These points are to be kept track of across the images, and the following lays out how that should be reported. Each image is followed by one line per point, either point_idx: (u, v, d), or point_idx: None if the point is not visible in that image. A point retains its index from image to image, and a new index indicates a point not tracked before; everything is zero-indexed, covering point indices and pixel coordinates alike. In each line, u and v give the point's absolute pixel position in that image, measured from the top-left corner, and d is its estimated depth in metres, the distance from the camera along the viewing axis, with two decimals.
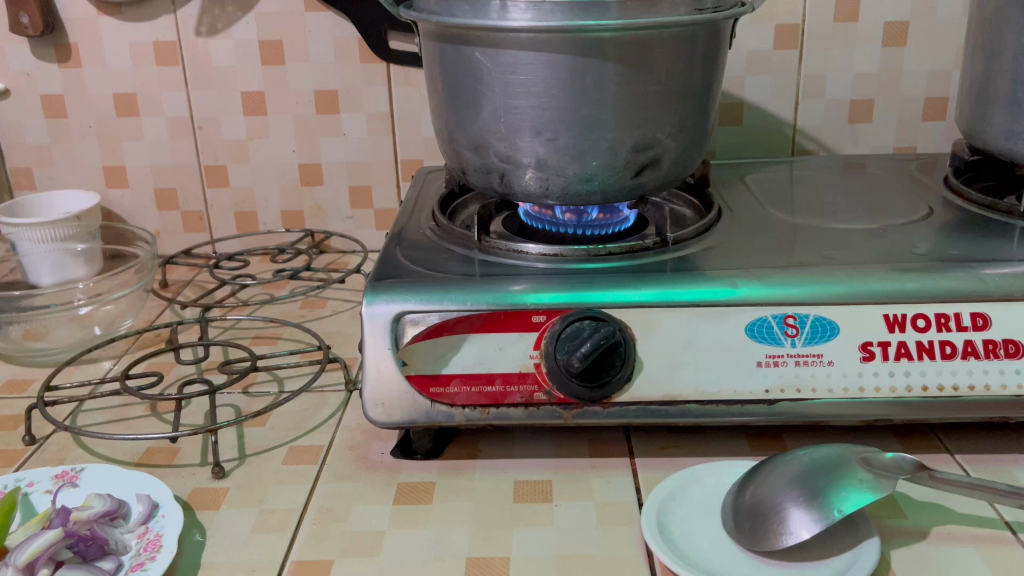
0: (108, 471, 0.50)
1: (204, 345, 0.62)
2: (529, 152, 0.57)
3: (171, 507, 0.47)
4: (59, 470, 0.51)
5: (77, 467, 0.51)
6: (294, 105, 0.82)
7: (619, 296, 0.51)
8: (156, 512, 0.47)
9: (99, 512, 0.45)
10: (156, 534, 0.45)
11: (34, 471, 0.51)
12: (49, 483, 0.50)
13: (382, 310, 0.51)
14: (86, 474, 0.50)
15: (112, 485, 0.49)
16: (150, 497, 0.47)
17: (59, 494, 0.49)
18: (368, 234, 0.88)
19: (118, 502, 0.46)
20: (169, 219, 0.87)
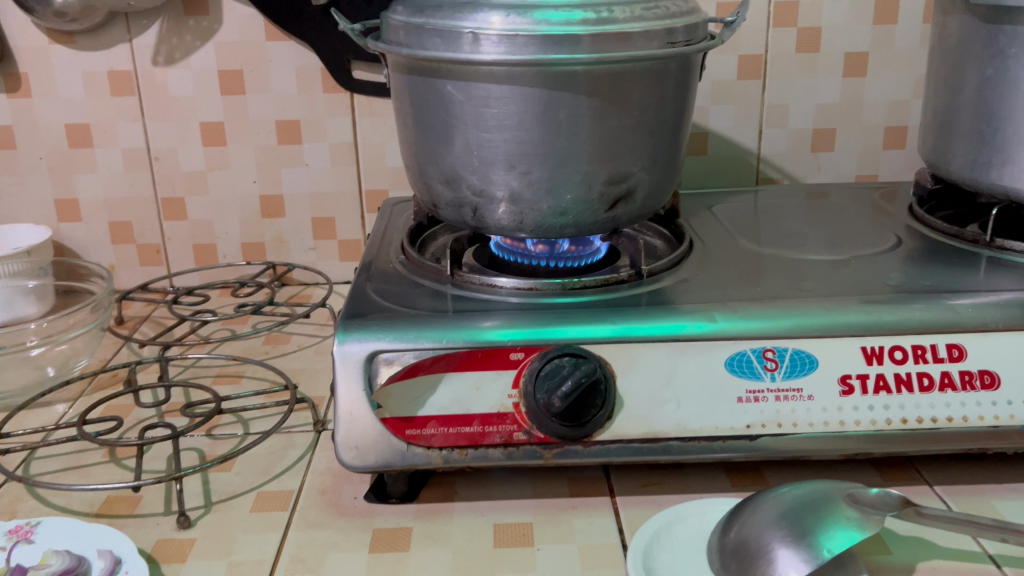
0: (67, 525, 0.48)
1: (165, 387, 0.59)
2: (503, 186, 0.56)
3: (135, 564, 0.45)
4: (13, 525, 0.48)
5: (32, 520, 0.48)
6: (255, 136, 0.81)
7: (598, 332, 0.50)
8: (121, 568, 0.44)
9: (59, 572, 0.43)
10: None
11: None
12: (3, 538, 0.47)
13: (355, 350, 0.49)
14: (41, 529, 0.48)
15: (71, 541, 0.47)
16: (112, 553, 0.45)
17: (15, 551, 0.46)
18: (332, 266, 0.86)
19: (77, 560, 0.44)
20: (124, 253, 0.84)
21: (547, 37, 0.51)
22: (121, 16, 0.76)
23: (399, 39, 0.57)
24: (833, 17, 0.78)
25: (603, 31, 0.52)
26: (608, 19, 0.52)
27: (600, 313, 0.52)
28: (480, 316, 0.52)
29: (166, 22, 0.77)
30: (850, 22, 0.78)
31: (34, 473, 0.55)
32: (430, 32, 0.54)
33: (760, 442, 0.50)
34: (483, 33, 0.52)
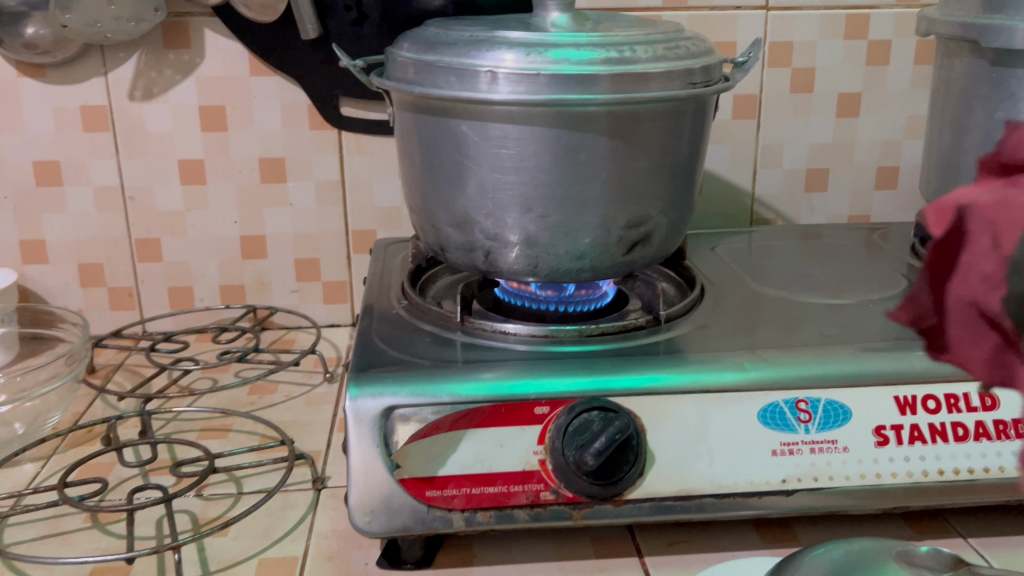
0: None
1: (152, 444, 0.55)
2: (517, 229, 0.54)
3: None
4: None
5: None
6: (236, 174, 0.77)
7: (627, 383, 0.48)
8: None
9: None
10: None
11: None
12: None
13: (370, 405, 0.46)
14: None
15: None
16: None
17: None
18: (315, 310, 0.82)
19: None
20: (94, 297, 0.79)
21: (568, 77, 0.50)
22: (96, 49, 0.73)
23: (407, 77, 0.54)
24: (827, 58, 0.78)
25: (624, 72, 0.50)
26: (628, 60, 0.51)
27: (626, 362, 0.50)
28: (501, 367, 0.49)
29: (143, 55, 0.73)
30: (844, 63, 0.78)
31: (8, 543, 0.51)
32: (442, 71, 0.52)
33: (796, 497, 0.48)
34: (501, 72, 0.50)
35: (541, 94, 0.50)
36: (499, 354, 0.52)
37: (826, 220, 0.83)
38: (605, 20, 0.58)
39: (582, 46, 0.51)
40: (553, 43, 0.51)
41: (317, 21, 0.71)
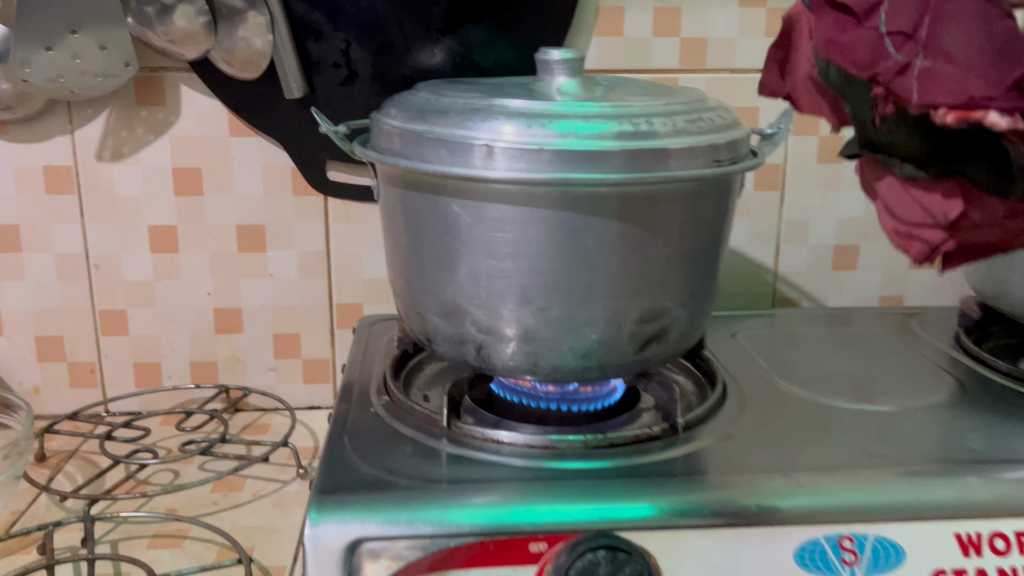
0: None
1: (88, 562, 0.48)
2: (513, 323, 0.47)
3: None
4: None
5: None
6: (212, 241, 0.71)
7: (640, 515, 0.40)
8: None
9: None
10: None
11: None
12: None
13: (334, 538, 0.39)
14: None
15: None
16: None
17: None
18: (294, 391, 0.75)
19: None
20: (52, 373, 0.72)
21: (574, 152, 0.43)
22: (63, 104, 0.67)
23: (392, 147, 0.48)
24: None
25: (639, 147, 0.44)
26: (644, 133, 0.45)
27: (638, 486, 0.42)
28: (490, 488, 0.42)
29: (114, 112, 0.67)
30: None
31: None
32: (432, 142, 0.46)
33: None
34: (498, 146, 0.44)
35: (544, 171, 0.43)
36: (490, 471, 0.44)
37: (855, 301, 0.76)
38: (617, 87, 0.52)
39: (592, 117, 0.45)
40: (559, 113, 0.45)
41: (303, 80, 0.65)
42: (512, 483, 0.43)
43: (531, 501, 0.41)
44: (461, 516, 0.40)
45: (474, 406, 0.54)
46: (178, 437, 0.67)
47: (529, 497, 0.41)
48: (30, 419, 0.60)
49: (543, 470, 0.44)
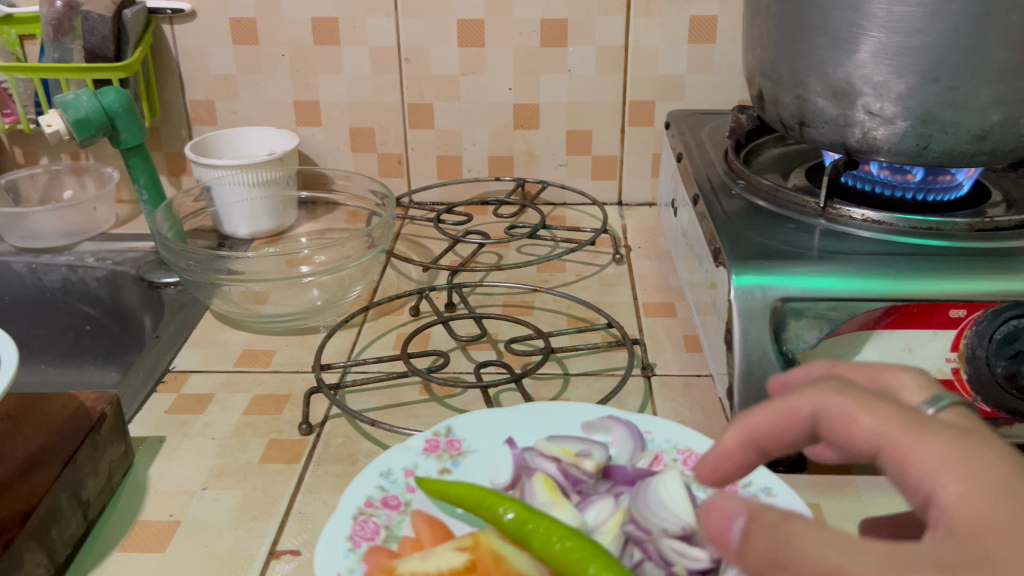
0: (476, 420, 0.44)
1: (482, 316, 0.55)
2: (911, 102, 0.46)
3: (644, 423, 0.44)
4: (425, 440, 0.43)
5: (436, 428, 0.44)
6: (515, 37, 0.72)
7: (900, 284, 0.42)
8: (640, 432, 0.44)
9: (631, 453, 0.42)
10: (685, 447, 0.43)
11: (337, 525, 0.37)
12: (404, 484, 0.40)
13: (757, 301, 0.43)
14: (460, 433, 0.44)
15: (498, 435, 0.44)
16: (601, 421, 0.44)
17: (457, 468, 0.42)
18: (582, 184, 0.79)
19: (589, 442, 0.42)
20: (364, 162, 0.78)
21: None
22: None
23: None
24: None
25: None
26: None
27: (924, 265, 0.43)
28: (825, 260, 0.45)
29: None
30: None
31: (329, 417, 0.50)
32: None
33: None
34: None
35: None
36: (865, 247, 0.47)
37: None
38: None
39: None
40: None
41: None
42: (874, 256, 0.45)
43: (900, 272, 0.43)
44: (782, 286, 0.43)
45: (809, 186, 0.57)
46: (495, 225, 0.74)
47: (833, 270, 0.43)
48: (395, 199, 0.64)
49: (889, 245, 0.48)
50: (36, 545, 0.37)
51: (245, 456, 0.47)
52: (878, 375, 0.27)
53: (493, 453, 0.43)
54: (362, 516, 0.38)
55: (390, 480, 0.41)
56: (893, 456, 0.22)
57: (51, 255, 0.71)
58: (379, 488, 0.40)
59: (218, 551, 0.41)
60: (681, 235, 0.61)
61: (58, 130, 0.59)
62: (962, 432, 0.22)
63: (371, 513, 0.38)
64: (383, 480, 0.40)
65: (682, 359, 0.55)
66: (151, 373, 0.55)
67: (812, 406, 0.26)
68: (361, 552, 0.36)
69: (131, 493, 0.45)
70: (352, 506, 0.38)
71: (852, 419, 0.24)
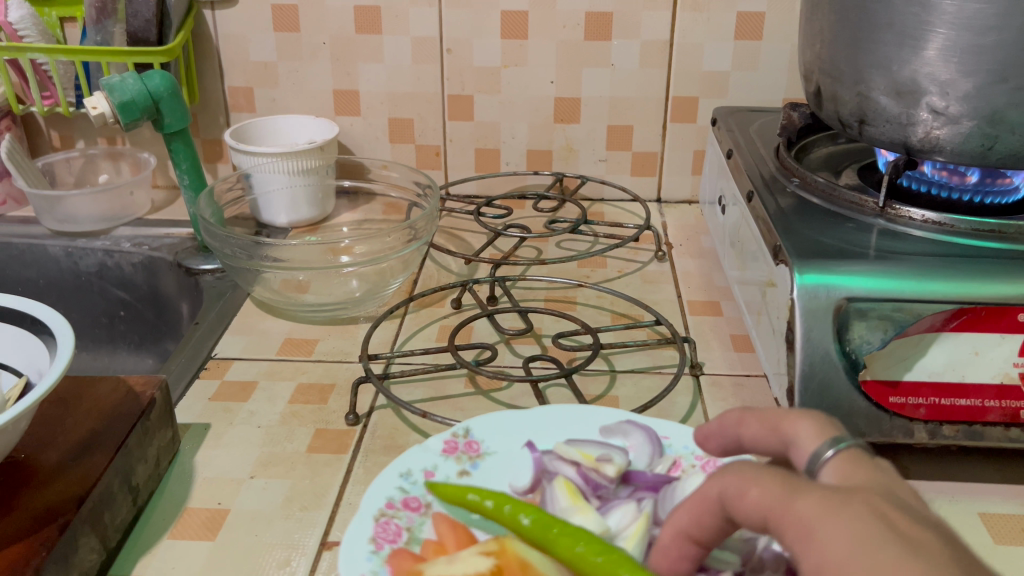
0: (495, 420, 0.43)
1: (529, 310, 0.54)
2: (979, 102, 0.45)
3: (663, 429, 0.43)
4: (443, 441, 0.42)
5: (453, 430, 0.43)
6: (558, 30, 0.71)
7: (967, 288, 0.41)
8: (661, 436, 0.42)
9: (649, 459, 0.41)
10: (705, 453, 0.41)
11: (358, 527, 0.36)
12: (423, 485, 0.39)
13: (821, 301, 0.42)
14: (478, 434, 0.43)
15: (517, 437, 0.43)
16: (619, 424, 0.43)
17: (477, 470, 0.41)
18: (621, 180, 0.78)
19: (608, 446, 0.41)
20: (402, 153, 0.78)
21: None
22: None
23: None
24: None
25: None
26: None
27: (992, 268, 0.42)
28: (889, 260, 0.44)
29: None
30: None
31: (375, 408, 0.50)
32: None
33: None
34: None
35: None
36: (927, 248, 0.47)
37: None
38: None
39: None
40: None
41: None
42: (939, 257, 0.44)
43: (968, 275, 0.42)
44: (847, 286, 0.42)
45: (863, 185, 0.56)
46: (534, 219, 0.73)
47: (898, 271, 0.42)
48: (438, 190, 0.63)
49: (952, 246, 0.47)
50: (89, 530, 0.36)
51: (292, 445, 0.47)
52: (779, 426, 0.28)
53: (510, 456, 0.42)
54: (383, 517, 0.37)
55: (409, 480, 0.39)
56: (778, 525, 0.23)
57: (88, 239, 0.71)
58: (399, 488, 0.39)
59: (267, 541, 0.40)
60: (729, 233, 0.60)
61: (103, 113, 0.59)
62: (831, 492, 0.23)
63: (393, 515, 0.37)
64: (403, 481, 0.39)
65: (730, 358, 0.55)
66: (192, 359, 0.54)
67: (717, 490, 0.27)
68: (384, 554, 0.35)
69: (178, 479, 0.44)
70: (372, 508, 0.37)
71: (743, 492, 0.25)
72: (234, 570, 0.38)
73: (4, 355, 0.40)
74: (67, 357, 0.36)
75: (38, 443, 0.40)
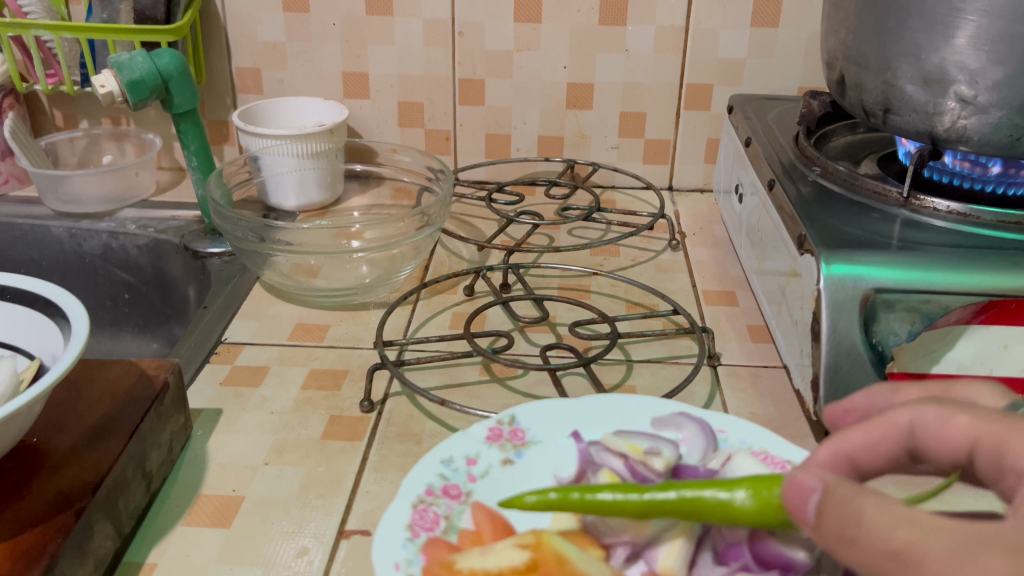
0: (540, 411, 0.42)
1: (545, 297, 0.54)
2: (1010, 92, 0.44)
3: (717, 421, 0.41)
4: (487, 430, 0.40)
5: (499, 418, 0.41)
6: (572, 15, 0.70)
7: (996, 280, 0.40)
8: (714, 430, 0.40)
9: (703, 453, 0.39)
10: (760, 448, 0.39)
11: (395, 513, 0.35)
12: (465, 473, 0.38)
13: (848, 291, 0.41)
14: (525, 424, 0.41)
15: (564, 427, 0.41)
16: (670, 417, 0.41)
17: (521, 459, 0.39)
18: (632, 167, 0.77)
19: (659, 439, 0.39)
20: (411, 137, 0.77)
21: None
22: None
23: None
24: None
25: None
26: None
27: (1021, 261, 0.42)
28: (916, 251, 0.43)
29: None
30: None
31: (390, 395, 0.49)
32: None
33: None
34: None
35: None
36: (953, 239, 0.46)
37: None
38: None
39: None
40: None
41: None
42: (966, 249, 0.44)
43: (997, 267, 0.41)
44: (874, 277, 0.41)
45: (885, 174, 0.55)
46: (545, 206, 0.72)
47: (927, 262, 0.42)
48: (451, 175, 0.62)
49: (978, 238, 0.46)
50: (104, 517, 0.36)
51: (306, 431, 0.46)
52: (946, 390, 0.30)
53: (558, 446, 0.40)
54: (422, 504, 0.36)
55: (451, 468, 0.38)
56: (995, 446, 0.25)
57: (92, 221, 0.70)
58: (440, 476, 0.37)
59: (284, 529, 0.39)
60: (746, 223, 0.60)
61: (111, 92, 0.58)
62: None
63: (432, 502, 0.36)
64: (444, 467, 0.38)
65: (747, 349, 0.54)
66: (203, 344, 0.53)
67: (910, 418, 0.27)
68: (420, 542, 0.34)
69: (191, 465, 0.43)
70: (412, 493, 0.36)
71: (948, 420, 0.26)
72: (251, 558, 0.38)
73: (16, 337, 0.39)
74: (82, 340, 0.35)
75: (51, 427, 0.39)
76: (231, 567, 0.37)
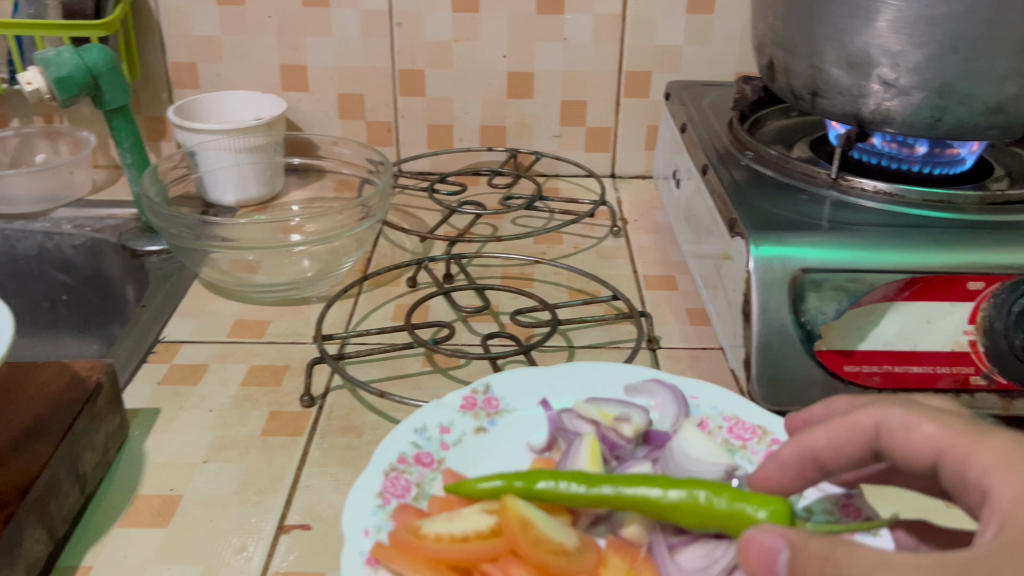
0: (514, 381, 0.45)
1: (485, 287, 0.54)
2: (930, 74, 0.45)
3: (689, 388, 0.45)
4: (462, 396, 0.43)
5: (477, 386, 0.44)
6: (510, 4, 0.70)
7: (917, 258, 0.42)
8: (685, 396, 0.44)
9: (674, 419, 0.43)
10: (730, 413, 0.44)
11: (369, 478, 0.37)
12: (439, 441, 0.41)
13: (776, 272, 0.42)
14: (499, 392, 0.44)
15: (535, 395, 0.44)
16: (640, 384, 0.45)
17: (494, 427, 0.42)
18: (575, 155, 0.78)
19: (633, 407, 0.43)
20: (352, 129, 0.76)
21: None
22: None
23: None
24: None
25: None
26: None
27: (942, 239, 0.43)
28: (843, 231, 0.44)
29: None
30: None
31: (331, 389, 0.49)
32: None
33: None
34: None
35: None
36: (879, 219, 0.47)
37: None
38: None
39: None
40: None
41: None
42: (891, 228, 0.45)
43: (918, 245, 0.42)
44: (802, 257, 0.42)
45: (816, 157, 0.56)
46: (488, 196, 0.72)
47: (852, 242, 0.43)
48: (390, 167, 0.62)
49: (903, 217, 0.47)
50: (36, 520, 0.35)
51: (245, 428, 0.46)
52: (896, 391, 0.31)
53: (530, 413, 0.43)
54: (395, 471, 0.38)
55: (425, 436, 0.41)
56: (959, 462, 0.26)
57: (26, 221, 0.68)
58: (414, 442, 0.40)
59: (223, 526, 0.39)
60: (683, 208, 0.60)
61: (38, 88, 0.57)
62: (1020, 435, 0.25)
63: (404, 469, 0.38)
64: (417, 434, 0.40)
65: (686, 332, 0.55)
66: (140, 343, 0.53)
67: (875, 420, 0.30)
68: (391, 508, 0.36)
69: (128, 465, 0.43)
70: (385, 461, 0.38)
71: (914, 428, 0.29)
72: (188, 556, 0.37)
73: None
74: (6, 342, 0.35)
75: None
76: (167, 565, 0.37)
